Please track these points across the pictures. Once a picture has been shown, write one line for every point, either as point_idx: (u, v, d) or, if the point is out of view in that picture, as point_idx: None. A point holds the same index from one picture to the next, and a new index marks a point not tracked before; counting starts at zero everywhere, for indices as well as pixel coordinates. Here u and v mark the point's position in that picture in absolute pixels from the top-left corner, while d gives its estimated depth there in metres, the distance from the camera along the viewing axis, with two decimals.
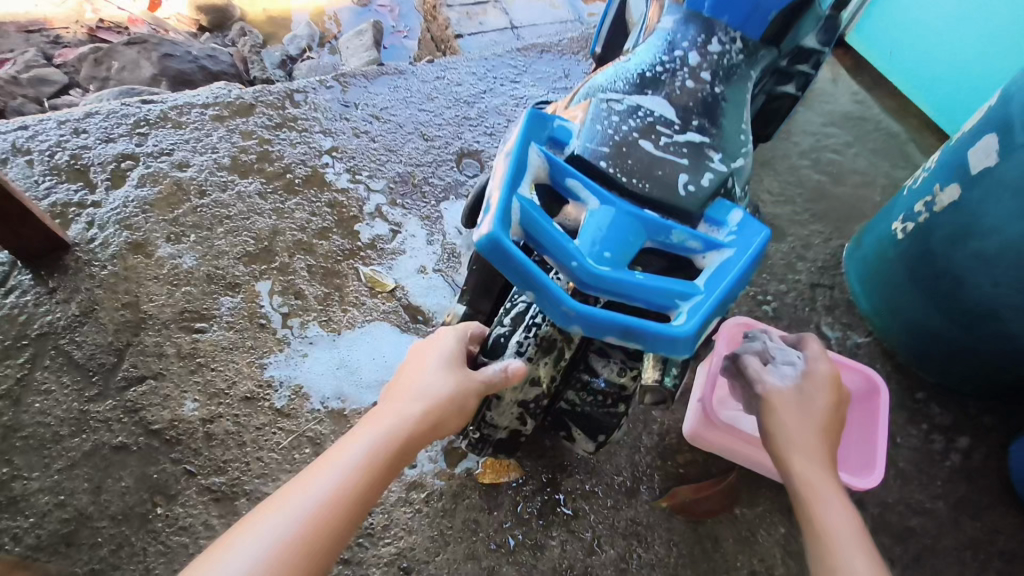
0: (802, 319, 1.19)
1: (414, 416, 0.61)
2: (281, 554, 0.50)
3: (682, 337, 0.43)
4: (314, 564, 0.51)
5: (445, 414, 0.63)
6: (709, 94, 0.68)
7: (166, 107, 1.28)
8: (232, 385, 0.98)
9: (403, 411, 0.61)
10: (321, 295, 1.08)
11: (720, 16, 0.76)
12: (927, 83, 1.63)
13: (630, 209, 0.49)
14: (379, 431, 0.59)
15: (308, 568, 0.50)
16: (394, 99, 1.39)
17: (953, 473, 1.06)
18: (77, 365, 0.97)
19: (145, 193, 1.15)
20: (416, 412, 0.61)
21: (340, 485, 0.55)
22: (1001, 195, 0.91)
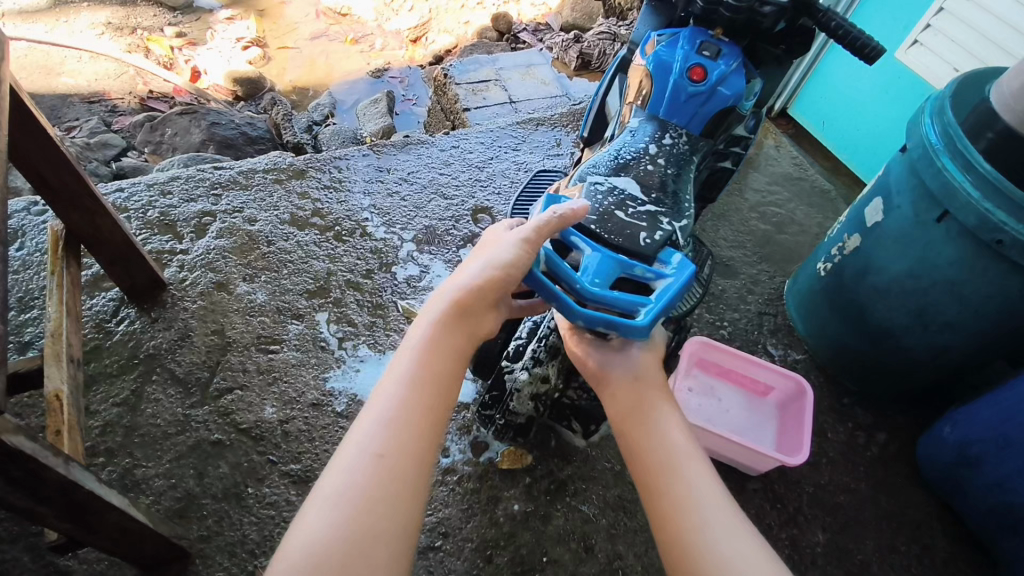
0: (752, 340, 1.48)
1: (444, 318, 0.72)
2: (395, 411, 0.66)
3: (642, 327, 0.70)
4: (416, 411, 0.66)
5: (482, 288, 0.73)
6: (663, 174, 0.99)
7: (234, 173, 1.59)
8: (302, 393, 1.23)
9: (431, 322, 0.72)
10: (368, 323, 1.36)
11: (672, 119, 1.08)
12: (854, 147, 2.00)
13: (610, 254, 0.77)
14: (415, 346, 0.70)
15: (413, 414, 0.66)
16: (419, 165, 1.71)
17: (873, 460, 1.33)
18: (178, 379, 1.22)
19: (224, 243, 1.44)
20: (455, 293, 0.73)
21: (400, 397, 0.67)
22: (887, 243, 1.23)
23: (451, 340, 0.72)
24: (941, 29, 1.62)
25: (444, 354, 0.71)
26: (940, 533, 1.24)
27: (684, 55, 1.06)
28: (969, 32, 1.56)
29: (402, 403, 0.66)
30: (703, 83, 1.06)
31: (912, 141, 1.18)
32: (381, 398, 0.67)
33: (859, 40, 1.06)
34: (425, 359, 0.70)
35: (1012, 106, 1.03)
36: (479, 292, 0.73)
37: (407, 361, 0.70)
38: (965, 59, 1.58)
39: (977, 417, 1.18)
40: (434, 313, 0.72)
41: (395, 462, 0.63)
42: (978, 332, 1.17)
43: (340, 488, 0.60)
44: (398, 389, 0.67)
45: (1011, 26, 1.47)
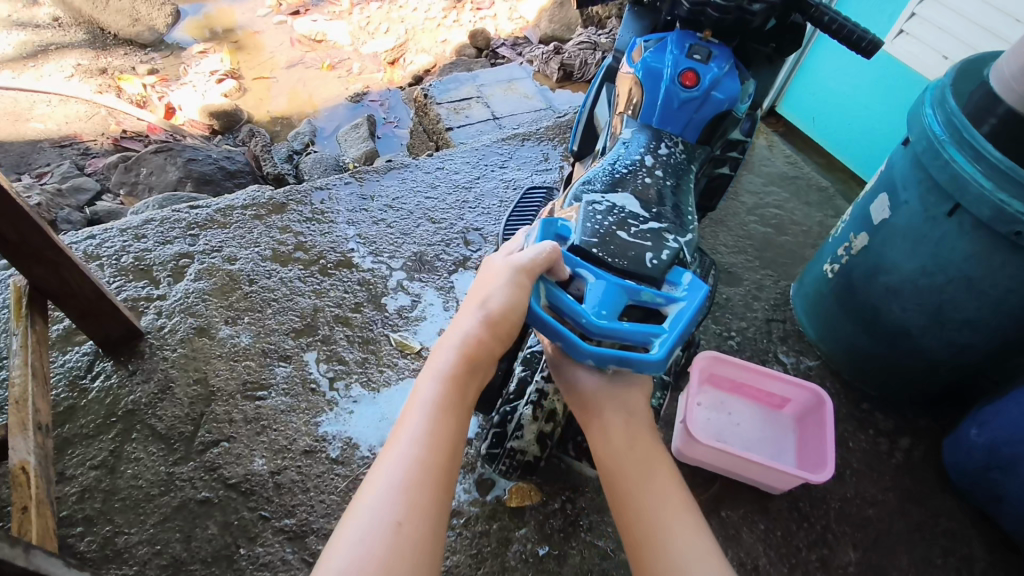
0: (762, 349, 1.42)
1: (453, 372, 0.65)
2: (411, 474, 0.58)
3: (657, 361, 0.63)
4: (433, 475, 0.59)
5: (489, 340, 0.67)
6: (662, 185, 0.94)
7: (211, 211, 1.52)
8: (293, 441, 1.16)
9: (441, 372, 0.65)
10: (359, 359, 1.29)
11: (665, 127, 1.03)
12: (847, 143, 1.96)
13: (615, 280, 0.70)
14: (425, 400, 0.63)
15: (430, 478, 0.59)
16: (404, 189, 1.65)
17: (899, 468, 1.26)
18: (160, 435, 1.14)
19: (203, 284, 1.37)
20: (463, 343, 0.66)
21: (415, 459, 0.59)
22: (896, 241, 1.17)
23: (463, 393, 0.65)
24: (927, 17, 1.59)
25: (456, 409, 0.64)
26: (975, 542, 1.17)
27: (674, 59, 1.02)
28: (958, 19, 1.52)
29: (416, 463, 0.59)
30: (695, 88, 1.01)
31: (914, 133, 1.12)
32: (391, 457, 0.60)
33: (853, 32, 1.01)
34: (438, 414, 0.63)
35: (1014, 90, 0.98)
36: (487, 340, 0.67)
37: (417, 415, 0.63)
38: (957, 46, 1.54)
39: (1005, 417, 1.12)
40: (443, 362, 0.66)
41: (413, 532, 0.55)
42: (998, 328, 1.11)
43: (351, 562, 0.52)
44: (411, 447, 0.60)
45: (1000, 10, 1.43)
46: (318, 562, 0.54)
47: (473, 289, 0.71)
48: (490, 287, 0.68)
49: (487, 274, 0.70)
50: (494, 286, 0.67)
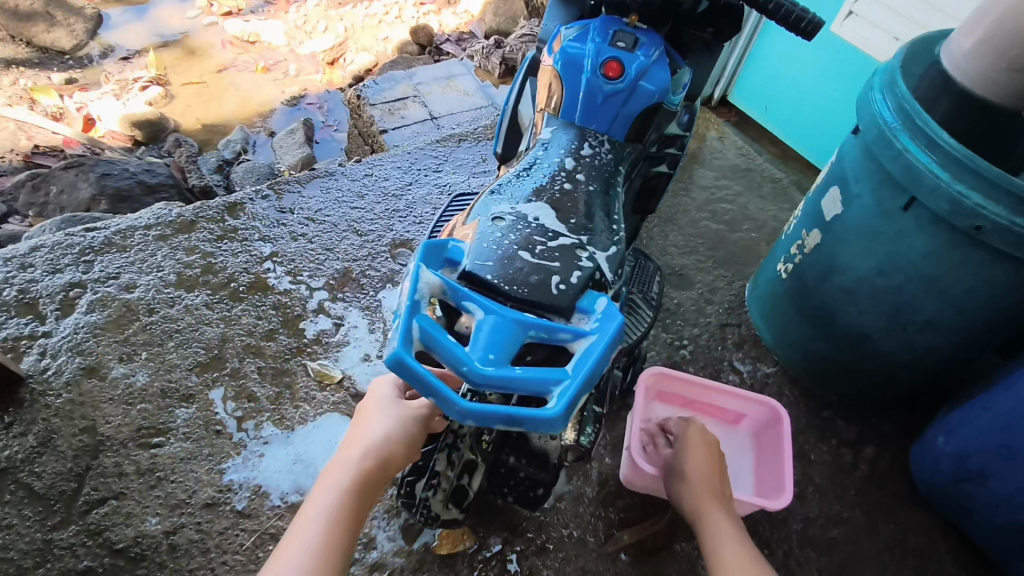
0: (716, 358, 1.33)
1: (352, 486, 0.66)
2: None
3: (555, 417, 0.51)
4: None
5: (391, 455, 0.70)
6: (585, 192, 0.82)
7: (109, 232, 1.36)
8: (192, 494, 1.03)
9: (338, 486, 0.65)
10: (273, 394, 1.16)
11: (589, 125, 0.92)
12: (799, 132, 1.88)
13: (510, 313, 0.57)
14: (321, 511, 0.64)
15: None
16: (327, 200, 1.49)
17: (864, 480, 1.18)
18: (37, 496, 1.00)
19: (95, 317, 1.22)
20: (363, 456, 0.68)
21: (304, 573, 0.59)
22: (849, 238, 1.08)
23: (359, 506, 0.66)
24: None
25: (351, 521, 0.65)
26: (945, 559, 1.09)
27: (595, 47, 0.91)
28: None
29: (305, 575, 0.59)
30: (620, 80, 0.90)
31: (864, 122, 1.03)
32: (280, 566, 0.60)
33: (792, 12, 0.91)
34: (333, 527, 0.63)
35: (966, 70, 0.89)
36: (387, 456, 0.70)
37: (312, 526, 0.63)
38: (912, 21, 1.46)
39: (973, 424, 1.04)
40: (343, 475, 0.66)
41: None
42: (963, 330, 1.03)
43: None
44: (302, 559, 0.60)
45: None
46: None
47: (375, 404, 0.75)
48: (394, 411, 0.73)
49: (381, 394, 0.76)
50: (399, 412, 0.73)
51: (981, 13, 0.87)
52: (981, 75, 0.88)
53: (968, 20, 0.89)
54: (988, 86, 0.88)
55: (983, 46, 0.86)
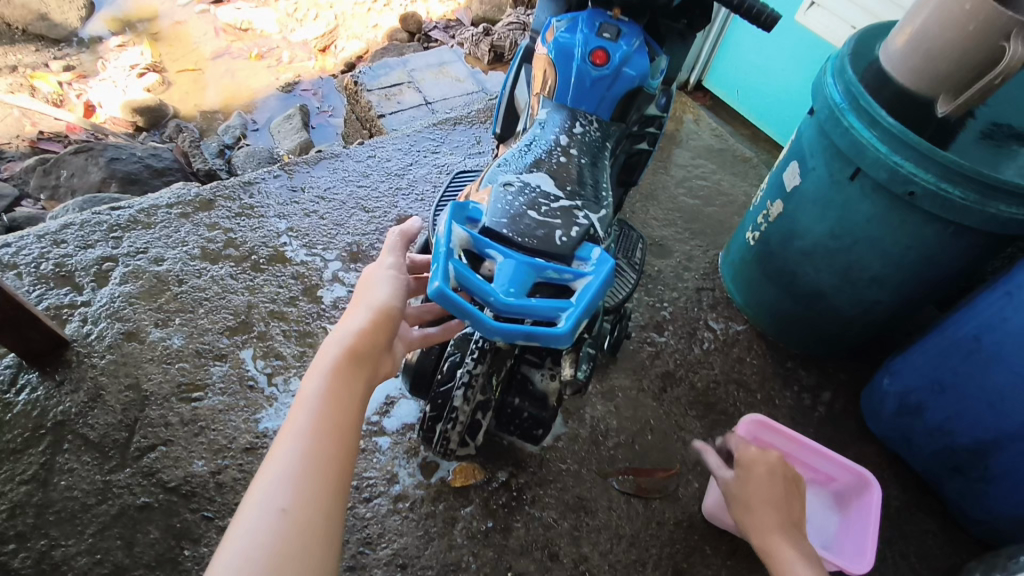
0: (692, 317, 1.49)
1: (338, 367, 0.68)
2: (301, 464, 0.61)
3: (564, 334, 0.65)
4: (323, 465, 0.62)
5: (373, 335, 0.72)
6: (578, 164, 0.96)
7: (134, 211, 1.47)
8: (232, 440, 1.16)
9: (326, 367, 0.68)
10: (297, 353, 1.29)
11: (579, 106, 1.05)
12: (767, 113, 2.04)
13: (525, 259, 0.71)
14: (310, 396, 0.66)
15: (319, 467, 0.62)
16: (335, 180, 1.61)
17: (820, 420, 1.35)
18: (93, 444, 1.12)
19: (129, 288, 1.33)
20: (344, 340, 0.70)
21: (302, 452, 0.62)
22: (806, 206, 1.24)
23: (351, 385, 0.68)
24: None
25: (344, 400, 0.67)
26: (889, 483, 1.27)
27: (584, 39, 1.04)
28: None
29: (303, 453, 0.62)
30: (606, 66, 1.03)
31: (817, 103, 1.18)
32: (279, 452, 0.62)
33: (753, 7, 1.05)
34: (325, 406, 0.66)
35: (903, 64, 1.04)
36: (371, 333, 0.72)
37: (304, 412, 0.65)
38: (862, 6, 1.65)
39: (913, 366, 1.21)
40: (329, 358, 0.69)
41: (303, 516, 0.59)
42: (902, 284, 1.19)
43: (251, 542, 0.56)
44: (298, 442, 0.63)
45: None
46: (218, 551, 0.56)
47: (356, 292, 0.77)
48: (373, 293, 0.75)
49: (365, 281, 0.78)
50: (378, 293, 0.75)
51: (911, 16, 1.01)
52: (913, 70, 1.03)
53: (901, 22, 1.04)
54: (920, 80, 1.03)
55: (913, 44, 1.01)
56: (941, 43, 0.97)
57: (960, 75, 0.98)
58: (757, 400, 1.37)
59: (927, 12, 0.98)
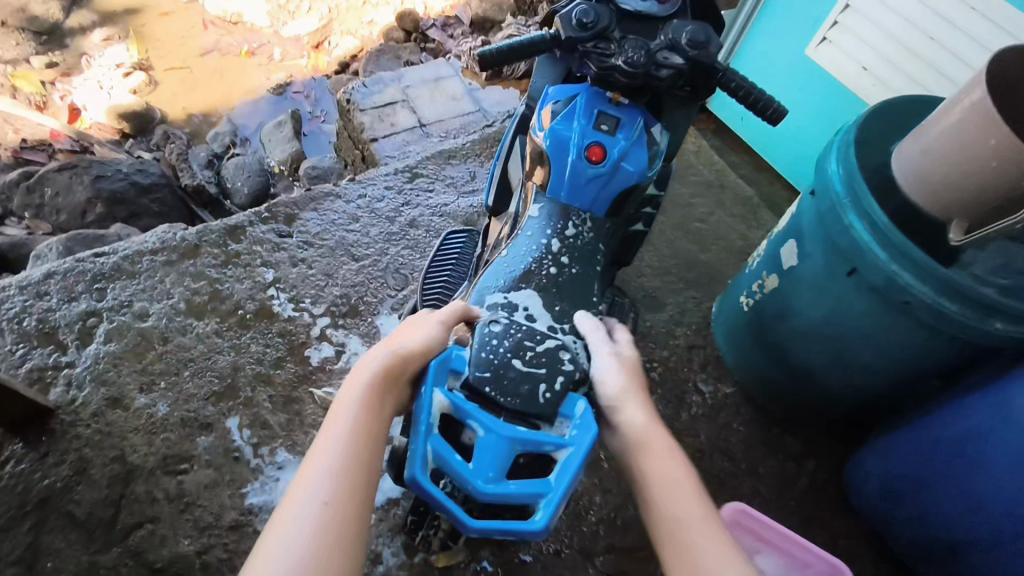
0: (682, 378, 1.48)
1: (367, 399, 0.64)
2: (329, 506, 0.55)
3: (539, 529, 0.64)
4: (351, 505, 0.56)
5: (401, 372, 0.69)
6: (568, 276, 0.93)
7: (118, 258, 1.43)
8: (218, 516, 1.16)
9: (356, 402, 0.63)
10: (283, 421, 1.28)
11: (572, 203, 1.01)
12: (770, 144, 1.99)
13: (505, 432, 0.68)
14: (342, 428, 0.60)
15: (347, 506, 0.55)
16: (324, 223, 1.56)
17: (803, 491, 1.37)
18: (79, 521, 1.13)
19: (114, 347, 1.30)
20: (375, 374, 0.66)
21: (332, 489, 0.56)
22: (800, 288, 1.21)
23: (381, 421, 0.63)
24: (857, 32, 1.63)
25: (372, 436, 0.61)
26: (864, 560, 1.31)
27: (581, 129, 0.98)
28: (887, 38, 1.56)
29: (330, 494, 0.55)
30: (603, 162, 0.98)
31: (818, 187, 1.14)
32: (302, 490, 0.55)
33: (760, 102, 0.98)
34: (357, 439, 0.60)
35: (913, 173, 1.00)
36: (399, 371, 0.68)
37: (332, 447, 0.59)
38: (875, 48, 1.59)
39: (900, 452, 1.20)
40: (359, 390, 0.64)
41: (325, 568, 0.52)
42: (894, 375, 1.17)
43: None
44: (326, 480, 0.56)
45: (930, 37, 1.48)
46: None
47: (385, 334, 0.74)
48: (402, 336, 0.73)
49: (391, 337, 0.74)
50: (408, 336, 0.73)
51: (929, 129, 0.97)
52: (925, 183, 0.99)
53: (917, 132, 1.00)
54: (933, 196, 0.98)
55: (930, 156, 0.97)
56: (958, 167, 0.92)
57: (973, 202, 0.94)
58: (741, 470, 1.38)
59: (947, 128, 0.93)
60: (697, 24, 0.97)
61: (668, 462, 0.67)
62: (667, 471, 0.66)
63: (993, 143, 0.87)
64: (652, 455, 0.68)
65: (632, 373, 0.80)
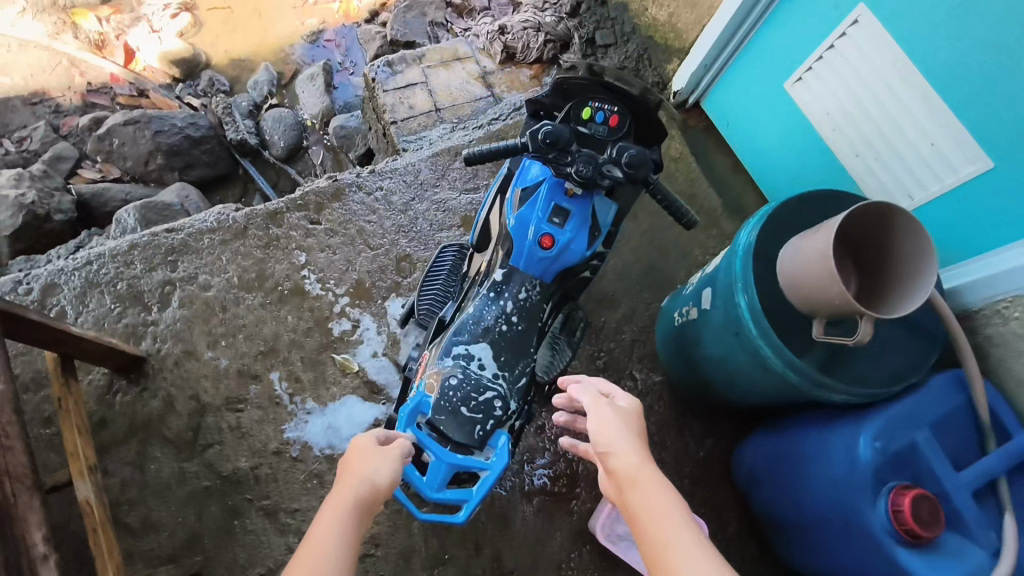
0: (621, 367, 1.89)
1: (351, 512, 0.89)
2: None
3: (460, 521, 1.07)
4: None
5: (376, 495, 0.94)
6: (515, 331, 1.30)
7: (185, 235, 1.81)
8: (266, 444, 1.65)
9: (344, 512, 0.89)
10: (311, 378, 1.73)
11: (529, 270, 1.33)
12: (749, 151, 2.19)
13: (447, 459, 1.10)
14: (335, 525, 0.86)
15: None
16: (347, 212, 1.90)
17: (696, 460, 1.83)
18: (170, 440, 1.62)
19: (186, 312, 1.73)
20: (358, 491, 0.92)
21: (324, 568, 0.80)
22: (706, 328, 1.57)
23: (356, 530, 0.88)
24: (828, 86, 1.79)
25: (350, 540, 0.86)
26: (728, 514, 1.80)
27: (538, 222, 1.30)
28: (852, 99, 1.74)
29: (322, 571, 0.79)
30: (551, 248, 1.30)
31: (728, 262, 1.47)
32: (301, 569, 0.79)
33: (679, 212, 1.28)
34: (343, 538, 0.85)
35: (790, 275, 1.29)
36: (375, 492, 0.94)
37: (325, 540, 0.83)
38: (840, 102, 1.77)
39: (762, 448, 1.66)
40: (347, 503, 0.90)
41: None
42: (763, 400, 1.57)
43: None
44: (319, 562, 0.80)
45: (886, 109, 1.67)
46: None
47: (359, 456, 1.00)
48: (376, 460, 0.98)
49: (357, 457, 0.98)
50: (380, 461, 0.99)
51: (799, 253, 1.26)
52: (795, 296, 1.29)
53: (795, 247, 1.28)
54: (802, 305, 1.29)
55: (795, 279, 1.27)
56: (814, 295, 1.23)
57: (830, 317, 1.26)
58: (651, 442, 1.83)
59: (807, 262, 1.22)
60: (637, 148, 1.22)
61: (650, 492, 0.94)
62: (645, 488, 0.95)
63: (834, 291, 1.17)
64: (637, 475, 0.98)
65: (628, 424, 1.08)
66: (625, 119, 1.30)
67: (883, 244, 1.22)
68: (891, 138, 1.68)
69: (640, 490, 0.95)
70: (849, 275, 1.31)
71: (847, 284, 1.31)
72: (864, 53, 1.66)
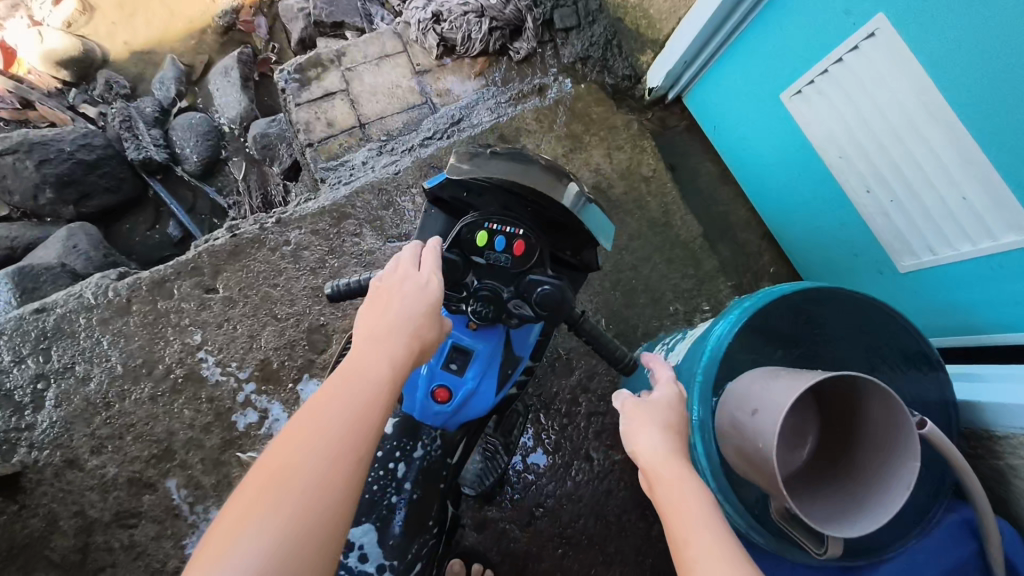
0: (577, 447, 1.62)
1: (389, 343, 0.77)
2: (353, 425, 0.69)
3: None
4: (369, 425, 0.69)
5: (422, 327, 0.82)
6: (409, 501, 1.05)
7: (58, 316, 1.56)
8: (164, 563, 1.46)
9: (386, 346, 0.77)
10: (214, 482, 1.50)
11: (426, 422, 1.05)
12: (739, 162, 1.80)
13: None
14: (373, 358, 0.75)
15: (365, 427, 0.69)
16: (250, 277, 1.61)
17: (661, 550, 1.58)
18: (56, 563, 1.42)
19: (63, 413, 1.50)
20: (399, 324, 0.80)
21: (359, 399, 0.71)
22: None
23: (399, 362, 0.77)
24: (833, 104, 1.38)
25: (387, 375, 0.74)
26: None
27: (431, 371, 1.02)
28: (864, 125, 1.33)
29: (354, 413, 0.70)
30: (449, 402, 1.03)
31: (684, 377, 1.16)
32: (335, 401, 0.70)
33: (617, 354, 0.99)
34: (381, 374, 0.74)
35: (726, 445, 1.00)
36: (419, 321, 0.81)
37: (362, 374, 0.73)
38: (848, 126, 1.37)
39: None
40: (386, 333, 0.78)
41: (344, 467, 0.66)
42: None
43: (301, 490, 0.63)
44: (355, 394, 0.71)
45: (905, 145, 1.27)
46: (233, 545, 0.60)
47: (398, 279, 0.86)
48: (416, 286, 0.85)
49: (390, 287, 0.85)
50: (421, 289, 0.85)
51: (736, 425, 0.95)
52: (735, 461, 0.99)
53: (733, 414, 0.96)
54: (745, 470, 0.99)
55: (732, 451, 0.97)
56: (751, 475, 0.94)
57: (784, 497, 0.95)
58: (611, 530, 1.57)
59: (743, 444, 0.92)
60: (553, 282, 0.95)
61: (682, 493, 0.73)
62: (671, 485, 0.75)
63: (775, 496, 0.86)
64: (658, 471, 0.77)
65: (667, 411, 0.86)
66: (533, 240, 0.98)
67: (849, 397, 0.93)
68: (912, 180, 1.29)
69: (665, 482, 0.75)
70: (809, 433, 1.06)
71: (801, 446, 1.06)
72: (878, 74, 1.25)
